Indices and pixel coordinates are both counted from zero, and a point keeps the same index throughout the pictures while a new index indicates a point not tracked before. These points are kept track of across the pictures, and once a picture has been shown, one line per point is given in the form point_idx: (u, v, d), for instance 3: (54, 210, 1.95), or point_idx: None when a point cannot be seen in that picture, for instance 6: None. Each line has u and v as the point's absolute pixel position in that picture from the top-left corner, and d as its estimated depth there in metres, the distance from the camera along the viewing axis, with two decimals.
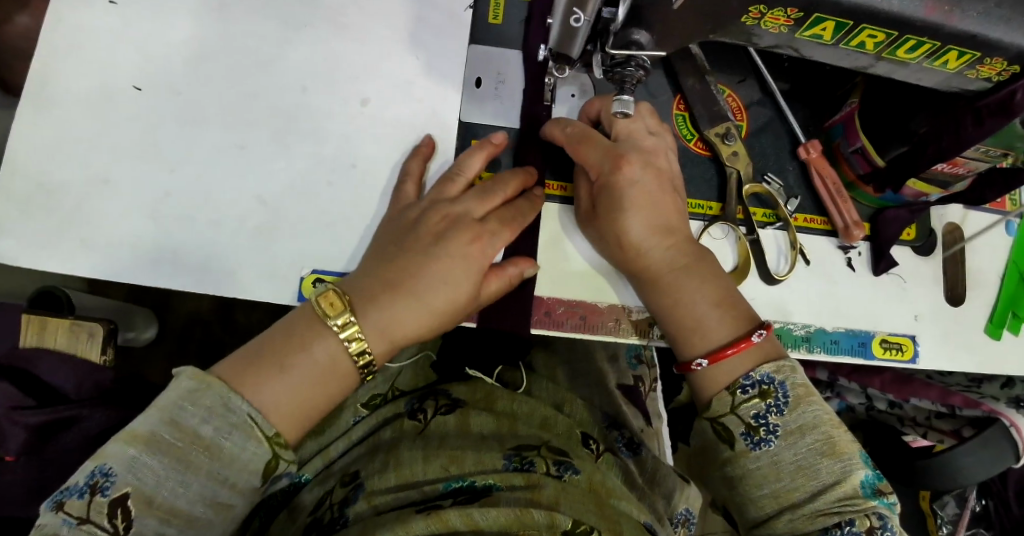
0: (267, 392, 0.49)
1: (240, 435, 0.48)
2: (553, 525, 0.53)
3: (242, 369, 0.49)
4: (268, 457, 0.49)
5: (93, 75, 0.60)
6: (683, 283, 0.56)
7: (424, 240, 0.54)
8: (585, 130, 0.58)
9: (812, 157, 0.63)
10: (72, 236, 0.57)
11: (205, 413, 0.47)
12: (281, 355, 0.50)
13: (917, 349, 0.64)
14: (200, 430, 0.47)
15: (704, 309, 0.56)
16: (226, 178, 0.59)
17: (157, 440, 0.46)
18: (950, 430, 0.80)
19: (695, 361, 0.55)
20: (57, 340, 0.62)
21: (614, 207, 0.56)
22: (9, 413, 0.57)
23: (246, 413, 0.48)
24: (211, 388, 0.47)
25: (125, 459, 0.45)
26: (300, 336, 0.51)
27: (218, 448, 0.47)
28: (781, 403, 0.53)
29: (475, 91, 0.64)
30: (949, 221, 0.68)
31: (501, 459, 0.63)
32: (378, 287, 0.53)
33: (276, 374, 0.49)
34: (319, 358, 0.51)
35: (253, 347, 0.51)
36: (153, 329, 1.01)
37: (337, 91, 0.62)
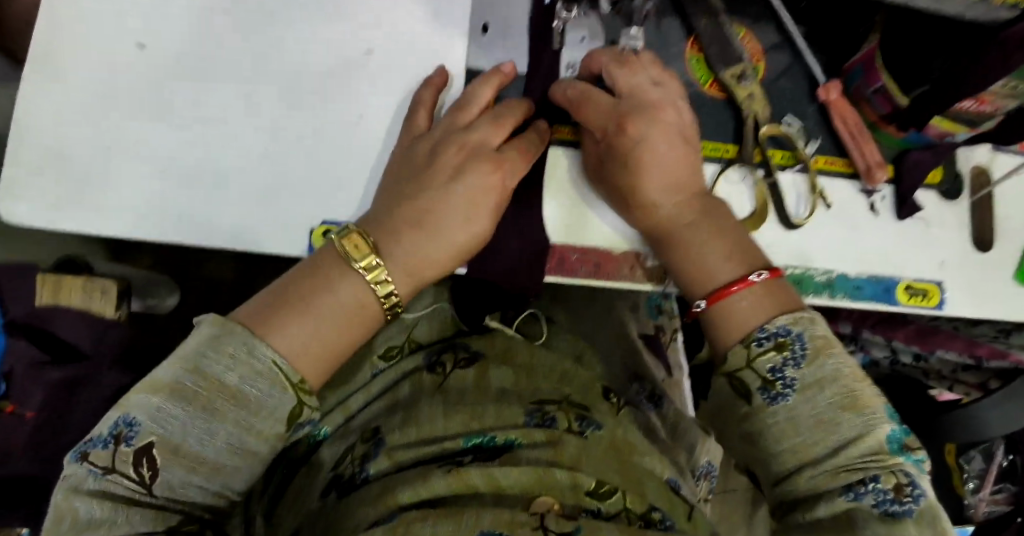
0: (294, 335, 0.48)
1: (265, 382, 0.46)
2: (576, 485, 0.56)
3: (260, 311, 0.48)
4: (294, 404, 0.47)
5: (97, 33, 0.59)
6: (692, 238, 0.56)
7: (442, 185, 0.54)
8: (585, 90, 0.57)
9: (831, 98, 0.60)
10: (85, 198, 0.57)
11: (229, 361, 0.45)
12: (304, 291, 0.50)
13: (943, 295, 0.62)
14: (224, 378, 0.45)
15: (715, 262, 0.55)
16: (234, 133, 0.59)
17: (181, 388, 0.44)
18: (976, 383, 0.80)
19: (696, 302, 0.55)
20: (73, 299, 0.60)
21: (630, 170, 0.55)
22: (31, 372, 0.58)
23: (270, 359, 0.46)
24: (232, 334, 0.46)
25: (149, 409, 0.44)
26: (326, 275, 0.50)
27: (244, 396, 0.45)
28: (798, 355, 0.51)
29: (483, 39, 0.62)
30: (975, 163, 0.65)
31: (522, 415, 0.63)
32: (401, 223, 0.53)
33: (301, 315, 0.49)
34: (344, 302, 0.50)
35: (274, 291, 0.50)
36: (174, 299, 1.02)
37: (344, 42, 0.61)
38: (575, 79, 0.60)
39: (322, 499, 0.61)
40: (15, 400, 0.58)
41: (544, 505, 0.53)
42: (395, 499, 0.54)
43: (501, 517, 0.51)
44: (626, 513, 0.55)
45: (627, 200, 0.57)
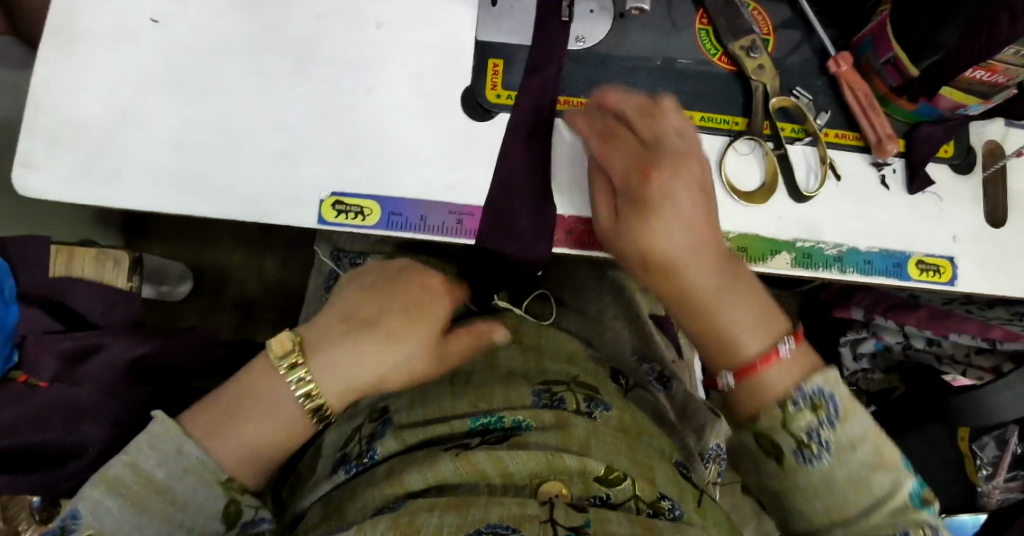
0: (232, 438, 0.50)
1: (192, 480, 0.49)
2: (585, 470, 0.54)
3: (201, 412, 0.51)
4: (226, 499, 0.50)
5: (113, 8, 0.60)
6: (716, 303, 0.53)
7: (380, 295, 0.58)
8: (612, 124, 0.57)
9: (842, 70, 0.61)
10: (99, 169, 0.58)
11: (157, 457, 0.48)
12: (248, 386, 0.52)
13: (955, 270, 0.62)
14: (155, 475, 0.48)
15: (739, 331, 0.53)
16: (245, 105, 0.59)
17: (117, 485, 0.47)
18: (991, 367, 0.79)
19: (722, 379, 0.54)
20: (84, 268, 0.64)
21: (648, 227, 0.53)
22: (42, 337, 0.58)
23: (197, 456, 0.48)
24: (172, 433, 0.48)
25: (92, 504, 0.46)
26: (260, 382, 0.52)
27: (173, 494, 0.48)
28: (832, 416, 0.50)
29: (492, 10, 0.62)
30: (988, 139, 0.64)
31: (530, 396, 0.63)
32: (334, 321, 0.56)
33: (246, 414, 0.51)
34: (280, 408, 0.52)
35: (232, 388, 0.52)
36: (186, 285, 1.09)
37: (353, 15, 0.61)
38: (585, 116, 0.58)
39: (333, 478, 0.62)
40: (29, 370, 0.57)
41: (551, 491, 0.53)
42: (402, 483, 0.55)
43: (508, 511, 0.50)
44: (634, 502, 0.54)
45: (647, 260, 0.54)
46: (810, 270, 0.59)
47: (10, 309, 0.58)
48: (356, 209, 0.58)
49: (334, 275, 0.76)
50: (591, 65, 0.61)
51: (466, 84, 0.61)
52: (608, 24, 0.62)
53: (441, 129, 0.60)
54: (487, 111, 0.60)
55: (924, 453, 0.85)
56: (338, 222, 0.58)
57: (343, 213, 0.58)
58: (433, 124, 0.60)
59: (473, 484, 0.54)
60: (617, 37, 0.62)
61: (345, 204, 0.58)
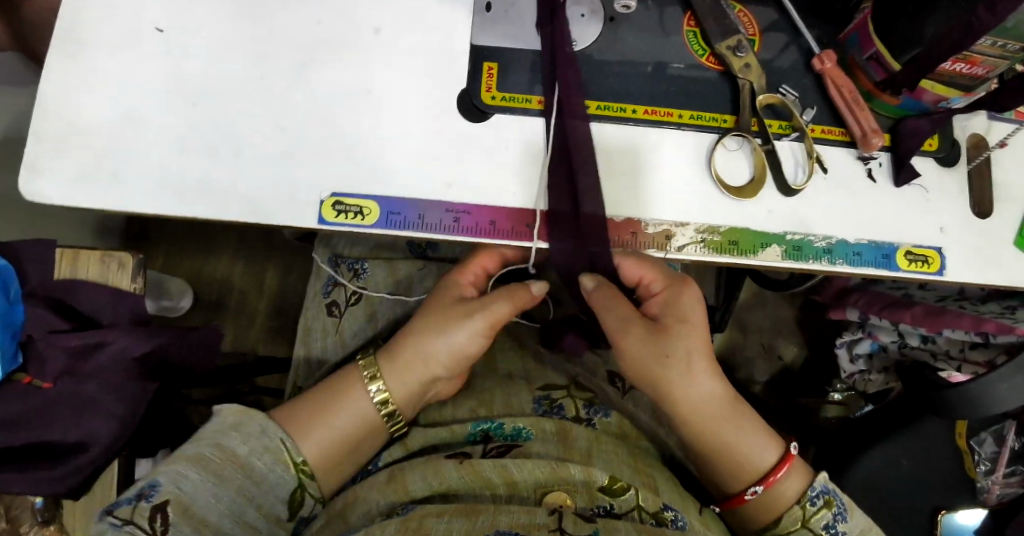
0: (312, 438, 0.60)
1: (270, 458, 0.58)
2: (590, 480, 0.58)
3: (291, 412, 0.61)
4: (294, 484, 0.58)
5: (121, 17, 0.62)
6: (731, 423, 0.62)
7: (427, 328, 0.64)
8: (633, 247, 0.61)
9: (826, 67, 0.62)
10: (104, 172, 0.60)
11: (243, 439, 0.57)
12: (326, 405, 0.62)
13: (943, 261, 0.63)
14: (238, 451, 0.56)
15: (751, 442, 0.63)
16: (248, 109, 0.61)
17: (201, 458, 0.55)
18: (985, 360, 0.76)
19: (750, 490, 0.62)
20: (90, 268, 0.64)
21: (676, 366, 0.61)
22: (47, 337, 0.61)
23: (279, 437, 0.58)
24: (252, 418, 0.59)
25: (171, 474, 0.54)
26: (345, 398, 0.62)
27: (251, 468, 0.56)
28: (843, 510, 0.62)
29: (486, 15, 0.64)
30: (972, 133, 0.66)
31: (530, 403, 0.67)
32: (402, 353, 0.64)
33: (317, 422, 0.60)
34: (353, 419, 0.62)
35: (305, 402, 0.62)
36: (187, 300, 1.09)
37: (352, 22, 0.63)
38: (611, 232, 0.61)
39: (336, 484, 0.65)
40: (34, 371, 0.61)
41: (556, 502, 0.56)
42: (407, 488, 0.58)
43: (517, 520, 0.53)
44: (638, 511, 0.57)
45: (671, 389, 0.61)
46: (800, 261, 0.61)
47: (15, 311, 0.61)
48: (355, 208, 0.60)
49: (332, 280, 0.76)
50: (584, 66, 0.63)
51: (463, 86, 0.62)
52: (600, 27, 0.64)
53: (438, 130, 0.61)
54: (483, 112, 0.62)
55: (923, 457, 0.81)
56: (338, 221, 0.59)
57: (343, 213, 0.60)
58: (431, 125, 0.61)
59: (478, 492, 0.58)
60: (608, 39, 0.64)
61: (345, 204, 0.60)
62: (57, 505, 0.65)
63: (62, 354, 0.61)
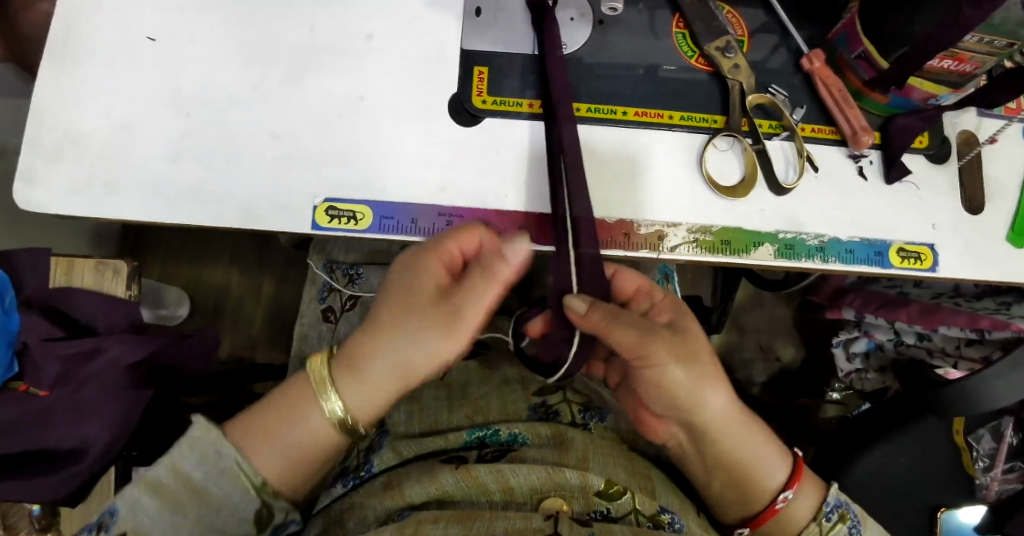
0: (266, 456, 0.54)
1: (227, 481, 0.53)
2: (586, 485, 0.58)
3: (241, 423, 0.55)
4: (258, 504, 0.54)
5: (113, 27, 0.63)
6: (745, 434, 0.60)
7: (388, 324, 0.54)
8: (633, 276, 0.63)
9: (815, 67, 0.63)
10: (97, 182, 0.60)
11: (197, 459, 0.53)
12: (277, 417, 0.55)
13: (936, 257, 0.63)
14: (193, 476, 0.53)
15: (765, 449, 0.61)
16: (241, 116, 0.61)
17: (158, 482, 0.52)
18: (981, 357, 0.76)
19: (780, 499, 0.61)
20: (84, 279, 0.66)
21: (683, 400, 0.58)
22: (44, 344, 0.61)
23: (232, 459, 0.53)
24: (204, 437, 0.53)
25: (128, 502, 0.52)
26: (295, 406, 0.55)
27: (209, 494, 0.53)
28: (857, 521, 0.62)
29: (476, 20, 0.64)
30: (962, 129, 0.66)
31: (526, 409, 0.68)
32: (347, 353, 0.55)
33: (270, 438, 0.54)
34: (310, 428, 0.55)
35: (252, 412, 0.56)
36: (184, 309, 1.10)
37: (343, 28, 0.64)
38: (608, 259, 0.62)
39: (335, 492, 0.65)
40: (29, 380, 0.61)
41: (552, 507, 0.56)
42: (404, 494, 0.58)
43: (513, 525, 0.53)
44: (634, 514, 0.58)
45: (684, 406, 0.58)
46: (793, 261, 0.61)
47: (11, 319, 0.60)
48: (349, 214, 0.60)
49: (327, 286, 0.76)
50: (574, 70, 0.63)
51: (454, 90, 0.63)
52: (589, 30, 0.64)
53: (430, 135, 0.62)
54: (474, 116, 0.62)
55: (920, 457, 0.80)
56: (332, 226, 0.60)
57: (336, 218, 0.60)
58: (423, 130, 0.62)
59: (475, 498, 0.58)
60: (598, 42, 0.64)
61: (338, 209, 0.60)
62: (54, 513, 0.64)
63: (59, 361, 0.61)
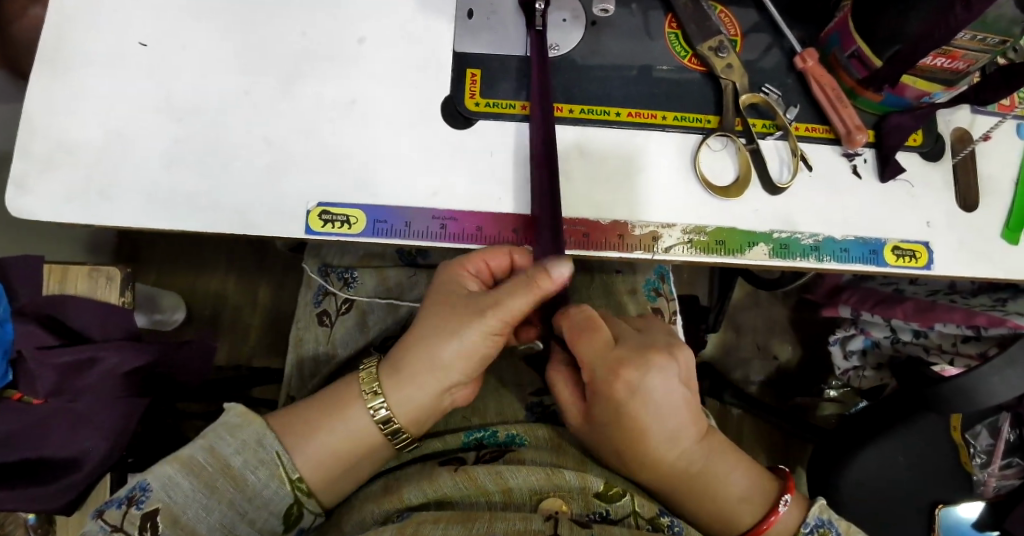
0: (303, 452, 0.56)
1: (263, 472, 0.55)
2: (585, 486, 0.58)
3: (283, 416, 0.58)
4: (289, 501, 0.56)
5: (105, 35, 0.63)
6: (711, 482, 0.58)
7: (434, 328, 0.58)
8: (590, 319, 0.58)
9: (808, 65, 0.63)
10: (90, 189, 0.60)
11: (238, 446, 0.55)
12: (320, 418, 0.57)
13: (931, 255, 0.63)
14: (231, 461, 0.54)
15: (732, 498, 0.59)
16: (235, 122, 0.61)
17: (192, 464, 0.54)
18: (977, 353, 0.76)
19: None
20: (78, 286, 0.66)
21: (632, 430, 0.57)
22: (40, 352, 0.61)
23: (274, 451, 0.55)
24: (250, 425, 0.56)
25: (163, 479, 0.53)
26: (338, 407, 0.58)
27: (242, 479, 0.54)
28: None
29: (469, 23, 0.64)
30: (956, 126, 0.66)
31: (523, 409, 0.68)
32: (398, 356, 0.59)
33: (312, 436, 0.57)
34: (351, 428, 0.58)
35: (297, 409, 0.59)
36: (182, 313, 1.09)
37: (335, 32, 0.63)
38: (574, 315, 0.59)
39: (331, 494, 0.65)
40: (24, 388, 0.61)
41: (552, 508, 0.56)
42: (402, 497, 0.58)
43: (512, 527, 0.52)
44: (634, 517, 0.58)
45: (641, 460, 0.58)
46: (788, 260, 0.61)
47: (5, 328, 0.61)
48: (343, 218, 0.60)
49: (323, 290, 0.76)
50: (568, 72, 0.63)
51: (447, 93, 0.62)
52: (582, 32, 0.64)
53: (424, 139, 0.62)
54: (468, 119, 0.62)
55: (919, 454, 0.81)
56: (326, 231, 0.59)
57: (330, 223, 0.60)
58: (417, 133, 0.62)
59: (473, 499, 0.58)
60: (591, 43, 0.64)
61: (332, 214, 0.60)
62: (50, 521, 0.66)
63: (53, 370, 0.60)
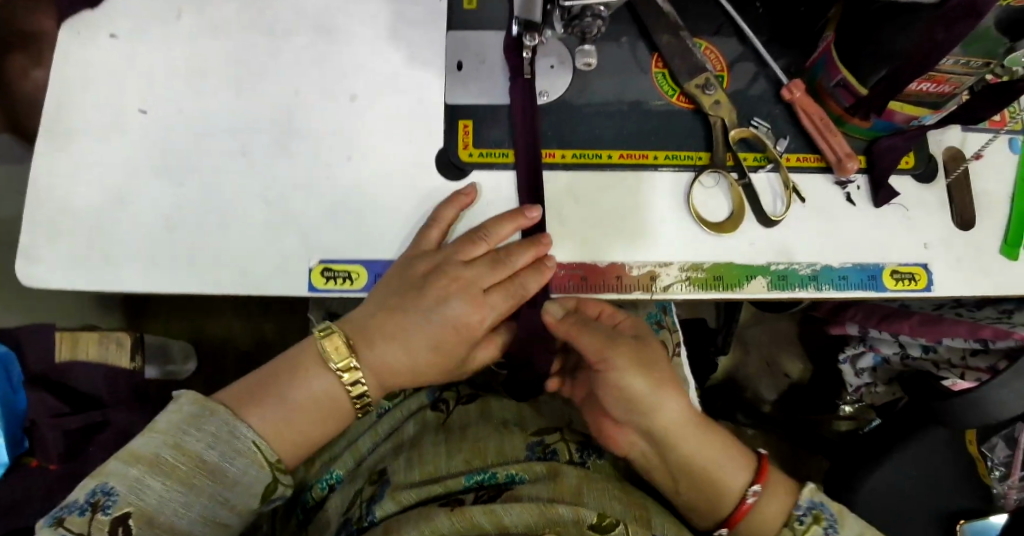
0: (268, 422, 0.54)
1: (241, 460, 0.52)
2: (579, 519, 0.58)
3: (245, 394, 0.56)
4: (269, 481, 0.54)
5: (105, 104, 0.64)
6: (708, 446, 0.62)
7: (424, 311, 0.58)
8: (581, 282, 0.61)
9: (795, 97, 0.63)
10: (95, 254, 0.61)
11: (208, 439, 0.52)
12: (285, 384, 0.56)
13: (931, 276, 0.63)
14: (203, 454, 0.51)
15: (726, 463, 0.62)
16: (235, 183, 0.63)
17: (161, 462, 0.50)
18: (987, 367, 0.74)
19: (749, 495, 0.61)
20: (90, 352, 0.68)
21: (637, 408, 0.61)
22: (53, 419, 0.63)
23: (250, 439, 0.53)
24: (214, 414, 0.52)
25: (129, 480, 0.49)
26: (303, 372, 0.57)
27: (220, 471, 0.51)
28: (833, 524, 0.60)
29: (458, 74, 0.65)
30: (947, 146, 0.67)
31: (524, 450, 0.67)
32: (376, 331, 0.58)
33: (277, 404, 0.55)
34: (320, 395, 0.56)
35: (256, 379, 0.57)
36: (192, 363, 1.11)
37: (329, 91, 0.65)
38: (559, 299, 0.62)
39: None
40: (40, 455, 0.61)
41: None
42: None
43: None
44: None
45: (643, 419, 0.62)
46: (787, 291, 0.61)
47: (19, 398, 0.63)
48: (344, 273, 0.61)
49: None
50: (558, 115, 0.64)
51: (440, 144, 0.64)
52: (571, 76, 0.65)
53: (420, 190, 0.63)
54: (461, 169, 0.63)
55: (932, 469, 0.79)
56: (328, 287, 0.61)
57: (331, 279, 0.61)
58: (411, 185, 0.63)
59: None
60: (579, 86, 0.65)
61: (333, 270, 0.61)
62: None
63: (64, 435, 0.63)
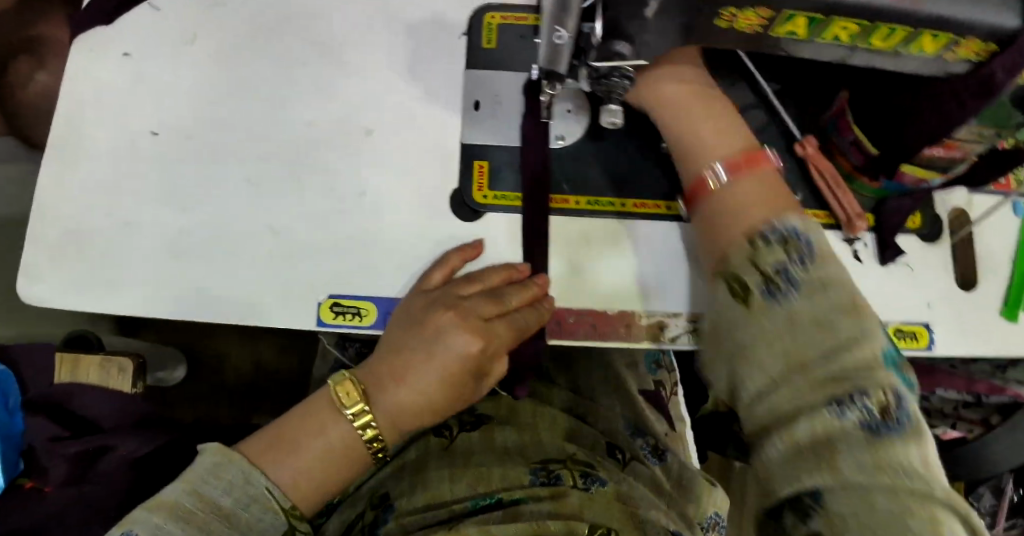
0: (284, 469, 0.53)
1: (256, 507, 0.51)
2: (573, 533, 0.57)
3: (259, 443, 0.54)
4: (285, 528, 0.52)
5: (118, 126, 0.64)
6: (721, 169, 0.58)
7: (428, 345, 0.57)
8: (591, 323, 0.61)
9: (808, 152, 0.64)
10: (100, 280, 0.60)
11: (225, 486, 0.50)
12: (300, 433, 0.55)
13: (932, 336, 0.64)
14: (220, 501, 0.50)
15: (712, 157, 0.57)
16: (245, 213, 0.62)
17: (181, 509, 0.49)
18: (978, 419, 0.80)
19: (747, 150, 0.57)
20: (90, 376, 0.66)
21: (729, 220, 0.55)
22: (52, 444, 0.61)
23: (264, 485, 0.52)
24: (232, 461, 0.51)
25: (150, 526, 0.47)
26: (319, 418, 0.55)
27: (236, 518, 0.50)
28: (806, 257, 0.49)
29: (474, 113, 0.65)
30: (954, 205, 0.68)
31: (527, 474, 0.65)
32: (383, 370, 0.57)
33: (290, 451, 0.53)
34: (333, 440, 0.55)
35: (269, 432, 0.55)
36: (182, 369, 1.10)
37: (345, 123, 0.65)
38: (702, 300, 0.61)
39: None
40: (37, 477, 0.60)
41: None
42: None
43: None
44: None
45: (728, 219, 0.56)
46: None
47: (16, 420, 0.64)
48: (353, 309, 0.61)
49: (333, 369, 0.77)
50: (573, 161, 0.64)
51: (455, 185, 0.64)
52: (586, 122, 0.65)
53: (432, 229, 0.63)
54: (475, 211, 0.63)
55: None
56: (337, 323, 0.60)
57: (340, 314, 0.61)
58: (423, 224, 0.63)
59: None
60: (595, 132, 0.65)
61: (342, 305, 0.61)
62: None
63: (64, 463, 0.60)
